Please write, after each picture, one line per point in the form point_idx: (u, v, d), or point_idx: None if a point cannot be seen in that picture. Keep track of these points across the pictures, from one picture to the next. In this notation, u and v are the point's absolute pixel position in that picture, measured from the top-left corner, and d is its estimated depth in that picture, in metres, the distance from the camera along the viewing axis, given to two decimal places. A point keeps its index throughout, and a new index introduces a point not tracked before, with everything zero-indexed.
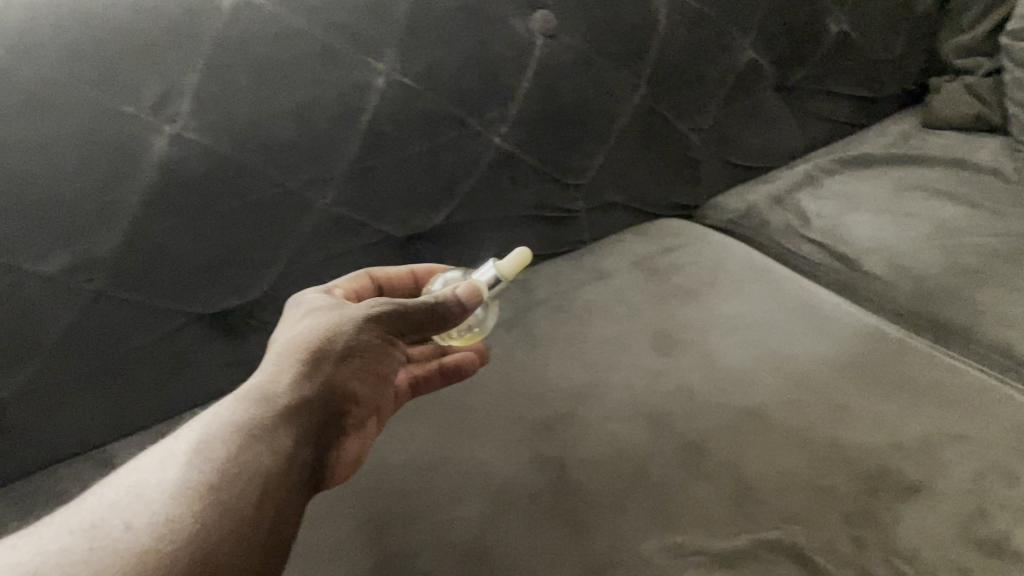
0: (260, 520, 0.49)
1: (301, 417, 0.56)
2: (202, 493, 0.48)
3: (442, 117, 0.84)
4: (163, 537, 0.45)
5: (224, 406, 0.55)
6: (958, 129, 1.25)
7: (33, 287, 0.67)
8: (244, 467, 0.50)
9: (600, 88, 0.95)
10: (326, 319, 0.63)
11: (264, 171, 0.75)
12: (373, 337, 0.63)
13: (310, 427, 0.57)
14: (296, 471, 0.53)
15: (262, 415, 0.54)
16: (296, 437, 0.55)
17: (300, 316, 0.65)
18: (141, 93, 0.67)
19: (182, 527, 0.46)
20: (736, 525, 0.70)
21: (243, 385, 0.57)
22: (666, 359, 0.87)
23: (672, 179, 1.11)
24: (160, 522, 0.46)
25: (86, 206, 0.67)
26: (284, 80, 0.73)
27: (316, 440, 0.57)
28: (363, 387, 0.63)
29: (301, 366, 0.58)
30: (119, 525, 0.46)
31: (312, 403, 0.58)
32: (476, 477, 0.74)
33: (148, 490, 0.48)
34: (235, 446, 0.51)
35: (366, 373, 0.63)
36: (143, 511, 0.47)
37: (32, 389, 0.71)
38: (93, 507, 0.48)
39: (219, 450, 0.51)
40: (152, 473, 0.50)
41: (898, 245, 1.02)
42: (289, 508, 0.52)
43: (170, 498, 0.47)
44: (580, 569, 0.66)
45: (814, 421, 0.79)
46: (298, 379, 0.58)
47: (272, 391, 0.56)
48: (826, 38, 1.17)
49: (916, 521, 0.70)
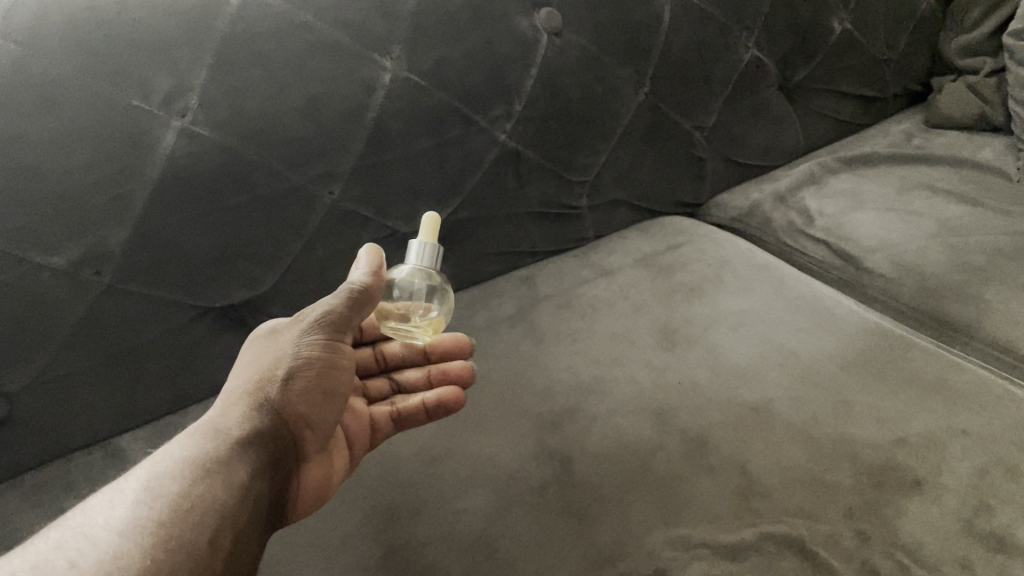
0: (215, 548, 0.50)
1: (253, 449, 0.58)
2: (152, 527, 0.49)
3: (448, 113, 0.85)
4: (109, 574, 0.45)
5: (177, 444, 0.57)
6: (960, 129, 1.26)
7: (45, 279, 0.68)
8: (193, 500, 0.52)
9: (605, 86, 0.96)
10: (270, 353, 0.64)
11: (273, 166, 0.75)
12: (313, 353, 0.63)
13: (264, 457, 0.58)
14: (250, 502, 0.55)
15: (214, 449, 0.56)
16: (250, 469, 0.57)
17: (249, 355, 0.67)
18: (151, 88, 0.67)
19: (131, 561, 0.46)
20: (741, 518, 0.70)
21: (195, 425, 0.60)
22: (670, 355, 0.87)
23: (676, 177, 1.11)
24: (107, 558, 0.46)
25: (97, 200, 0.67)
26: (293, 75, 0.74)
27: (270, 470, 0.59)
28: (312, 410, 0.63)
29: (249, 400, 0.61)
30: (62, 562, 0.46)
31: (264, 433, 0.59)
32: (482, 470, 0.74)
33: (94, 527, 0.49)
34: (187, 480, 0.53)
35: (313, 393, 0.63)
36: (88, 549, 0.47)
37: (42, 380, 0.72)
38: (35, 551, 0.48)
39: (169, 485, 0.52)
40: (101, 508, 0.50)
41: (902, 243, 1.03)
42: (246, 536, 0.54)
43: (117, 535, 0.48)
44: (586, 561, 0.67)
45: (818, 416, 0.80)
46: (247, 413, 0.60)
47: (224, 427, 0.58)
48: (830, 38, 1.18)
49: (919, 515, 0.71)
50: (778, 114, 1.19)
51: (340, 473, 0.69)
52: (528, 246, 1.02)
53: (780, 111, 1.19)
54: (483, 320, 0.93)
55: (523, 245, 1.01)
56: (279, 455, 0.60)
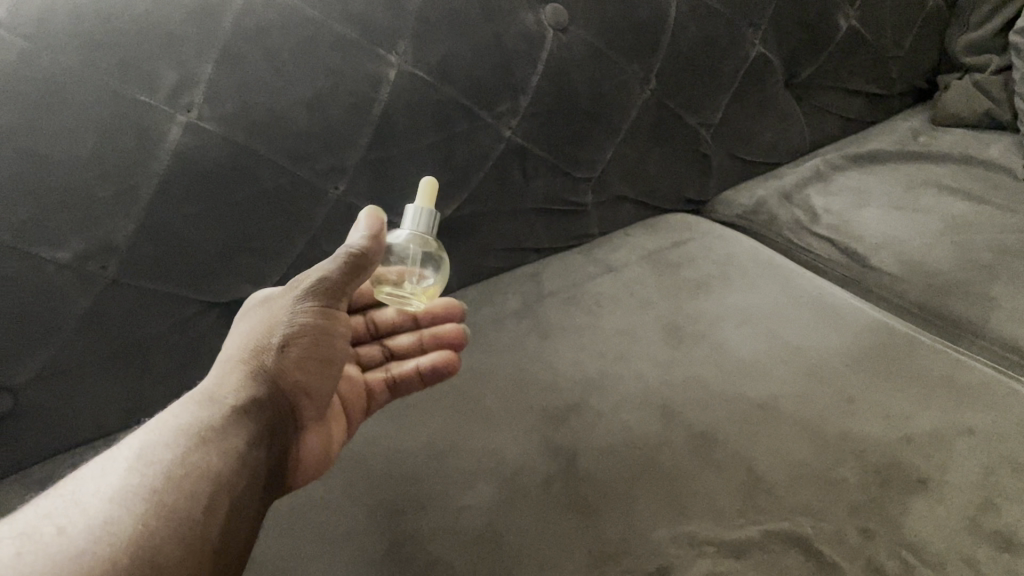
0: (212, 514, 0.51)
1: (249, 416, 0.59)
2: (145, 495, 0.49)
3: (454, 109, 0.84)
4: (100, 538, 0.45)
5: (175, 411, 0.58)
6: (969, 125, 1.26)
7: (51, 272, 0.68)
8: (190, 468, 0.52)
9: (612, 82, 0.96)
10: (260, 317, 0.66)
11: (279, 160, 0.75)
12: (307, 320, 0.64)
13: (261, 424, 0.60)
14: (248, 469, 0.56)
15: (211, 416, 0.57)
16: (247, 437, 0.57)
17: (241, 322, 0.69)
18: (158, 83, 0.68)
19: (123, 530, 0.46)
20: (746, 515, 0.70)
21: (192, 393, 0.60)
22: (675, 351, 0.87)
23: (682, 173, 1.11)
24: (97, 526, 0.46)
25: (103, 194, 0.67)
26: (299, 70, 0.74)
27: (269, 436, 0.60)
28: (308, 378, 0.65)
29: (243, 367, 0.62)
30: (50, 529, 0.46)
31: (260, 401, 0.61)
32: (487, 464, 0.74)
33: (85, 495, 0.49)
34: (183, 449, 0.53)
35: (309, 361, 0.65)
36: (78, 515, 0.47)
37: (47, 374, 0.72)
38: (24, 517, 0.48)
39: (165, 454, 0.53)
40: (94, 476, 0.51)
41: (908, 240, 1.03)
42: (244, 503, 0.54)
43: (109, 502, 0.48)
44: (591, 556, 0.67)
45: (824, 413, 0.80)
46: (242, 380, 0.61)
47: (219, 394, 0.59)
48: (837, 35, 1.17)
49: (925, 512, 0.71)
50: (784, 111, 1.19)
51: (339, 442, 0.71)
52: (534, 242, 1.01)
53: (786, 107, 1.19)
54: (488, 316, 0.93)
55: (529, 241, 1.01)
56: (274, 422, 0.61)
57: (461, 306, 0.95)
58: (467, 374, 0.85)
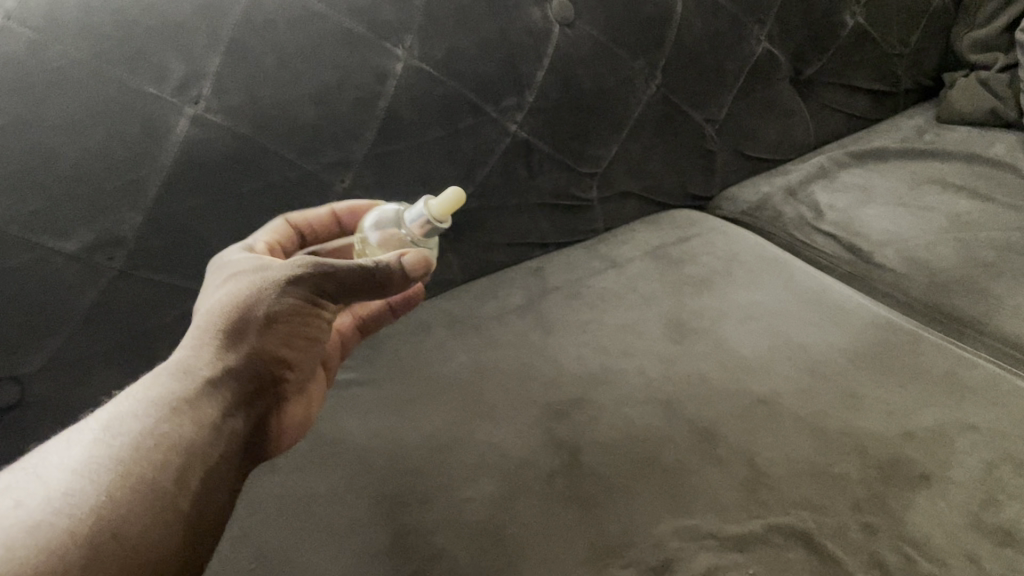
0: (179, 491, 0.53)
1: (224, 388, 0.60)
2: (106, 471, 0.51)
3: (460, 103, 0.85)
4: (57, 512, 0.48)
5: (147, 380, 0.59)
6: (972, 124, 1.25)
7: (59, 263, 0.68)
8: (160, 440, 0.54)
9: (617, 77, 0.96)
10: (250, 282, 0.62)
11: (286, 153, 0.76)
12: (296, 301, 0.62)
13: (237, 396, 0.61)
14: (219, 443, 0.58)
15: (183, 388, 0.58)
16: (220, 409, 0.59)
17: (223, 278, 0.63)
18: (165, 75, 0.68)
19: (80, 503, 0.49)
20: (748, 509, 0.71)
21: (166, 361, 0.61)
22: (678, 347, 0.87)
23: (687, 169, 1.11)
24: (57, 499, 0.49)
25: (110, 185, 0.68)
26: (306, 64, 0.74)
27: (245, 406, 0.62)
28: (292, 352, 0.65)
29: (222, 337, 0.61)
30: (9, 501, 0.49)
31: (236, 374, 0.61)
32: (490, 457, 0.75)
33: (47, 468, 0.51)
34: (153, 420, 0.55)
35: (294, 338, 0.64)
36: (39, 490, 0.49)
37: (54, 368, 0.71)
38: None
39: (135, 425, 0.54)
40: (59, 448, 0.53)
41: (912, 238, 1.03)
42: (215, 476, 0.57)
43: (71, 475, 0.50)
44: (594, 549, 0.67)
45: (827, 409, 0.80)
46: (220, 351, 0.61)
47: (193, 365, 0.60)
48: (842, 32, 1.17)
49: (927, 508, 0.71)
50: (789, 108, 1.19)
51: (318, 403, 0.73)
52: (538, 237, 1.01)
53: (790, 105, 1.19)
54: (492, 310, 0.93)
55: (533, 236, 1.01)
56: (253, 390, 0.63)
57: (465, 300, 0.95)
58: (470, 368, 0.85)
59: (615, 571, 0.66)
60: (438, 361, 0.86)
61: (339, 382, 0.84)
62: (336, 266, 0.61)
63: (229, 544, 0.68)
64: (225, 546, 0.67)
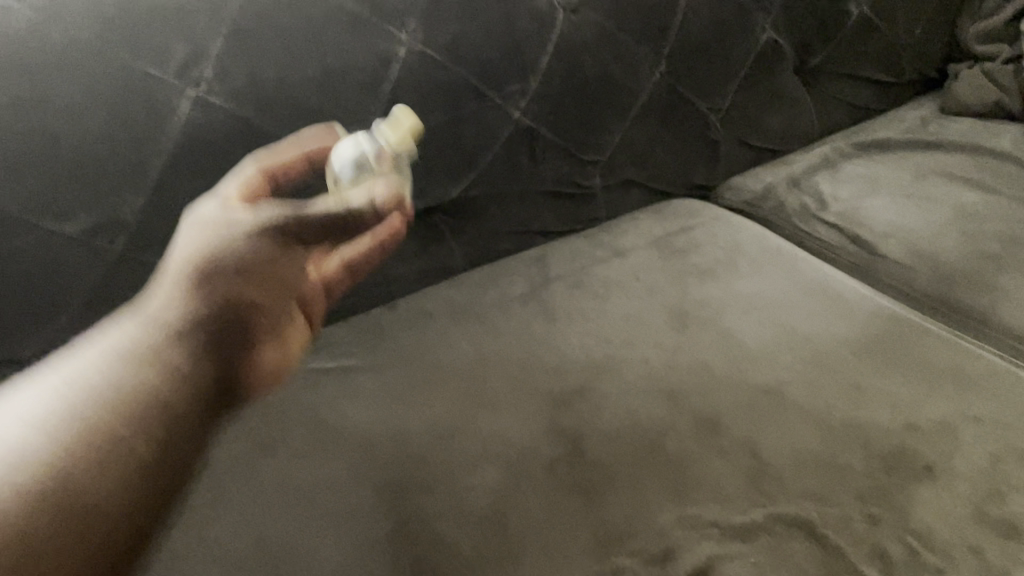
0: (111, 478, 0.41)
1: (176, 345, 0.47)
2: (21, 453, 0.40)
3: (463, 89, 0.84)
4: None
5: (72, 355, 0.46)
6: (977, 116, 1.25)
7: (60, 246, 0.68)
8: (121, 395, 0.44)
9: (621, 64, 0.95)
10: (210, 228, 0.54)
11: (287, 137, 0.75)
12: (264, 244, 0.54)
13: (188, 350, 0.48)
14: (175, 407, 0.45)
15: (134, 339, 0.47)
16: (167, 369, 0.46)
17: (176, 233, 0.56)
18: (167, 56, 0.67)
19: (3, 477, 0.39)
20: (752, 499, 0.70)
21: (104, 322, 0.50)
22: (682, 336, 0.87)
23: (690, 158, 1.11)
24: None
25: (112, 168, 0.67)
26: (308, 46, 0.73)
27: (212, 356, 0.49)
28: (263, 294, 0.53)
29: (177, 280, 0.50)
30: None
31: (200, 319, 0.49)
32: (493, 445, 0.74)
33: None
34: (104, 372, 0.45)
35: (263, 279, 0.54)
36: None
37: (56, 350, 0.72)
38: None
39: (91, 382, 0.45)
40: None
41: (917, 230, 1.02)
42: (172, 454, 0.44)
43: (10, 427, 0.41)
44: (596, 538, 0.67)
45: (831, 400, 0.80)
46: (182, 292, 0.50)
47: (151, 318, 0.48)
48: (847, 22, 1.17)
49: (931, 500, 0.71)
50: (793, 98, 1.18)
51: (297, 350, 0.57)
52: (540, 225, 1.01)
53: (794, 94, 1.18)
54: (494, 298, 0.93)
55: (535, 224, 1.00)
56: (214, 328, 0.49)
57: (467, 288, 0.94)
58: (472, 356, 0.84)
59: (618, 560, 0.65)
60: (440, 348, 0.85)
61: (340, 368, 0.83)
62: (309, 209, 0.56)
63: (230, 530, 0.67)
64: (226, 533, 0.67)
